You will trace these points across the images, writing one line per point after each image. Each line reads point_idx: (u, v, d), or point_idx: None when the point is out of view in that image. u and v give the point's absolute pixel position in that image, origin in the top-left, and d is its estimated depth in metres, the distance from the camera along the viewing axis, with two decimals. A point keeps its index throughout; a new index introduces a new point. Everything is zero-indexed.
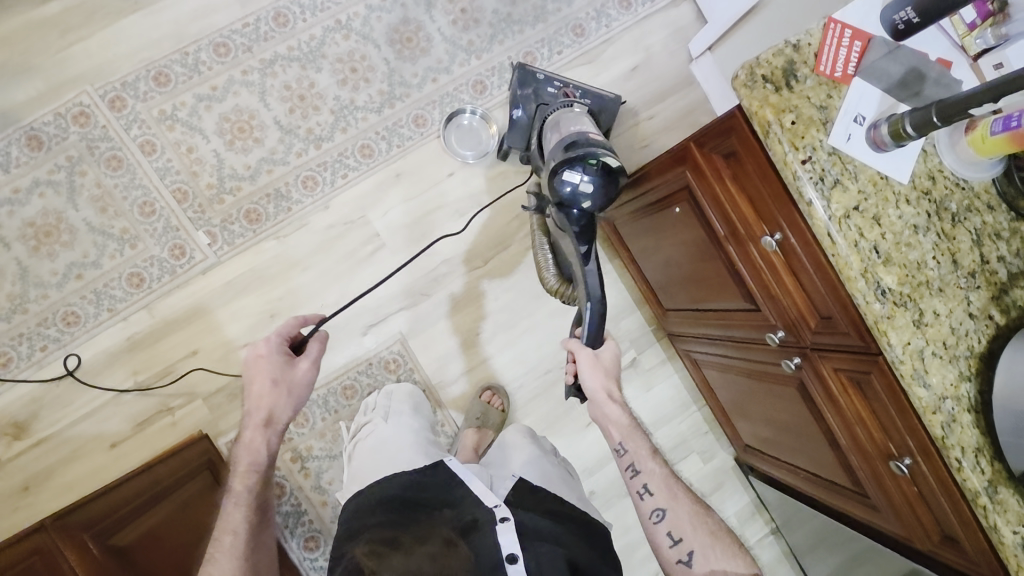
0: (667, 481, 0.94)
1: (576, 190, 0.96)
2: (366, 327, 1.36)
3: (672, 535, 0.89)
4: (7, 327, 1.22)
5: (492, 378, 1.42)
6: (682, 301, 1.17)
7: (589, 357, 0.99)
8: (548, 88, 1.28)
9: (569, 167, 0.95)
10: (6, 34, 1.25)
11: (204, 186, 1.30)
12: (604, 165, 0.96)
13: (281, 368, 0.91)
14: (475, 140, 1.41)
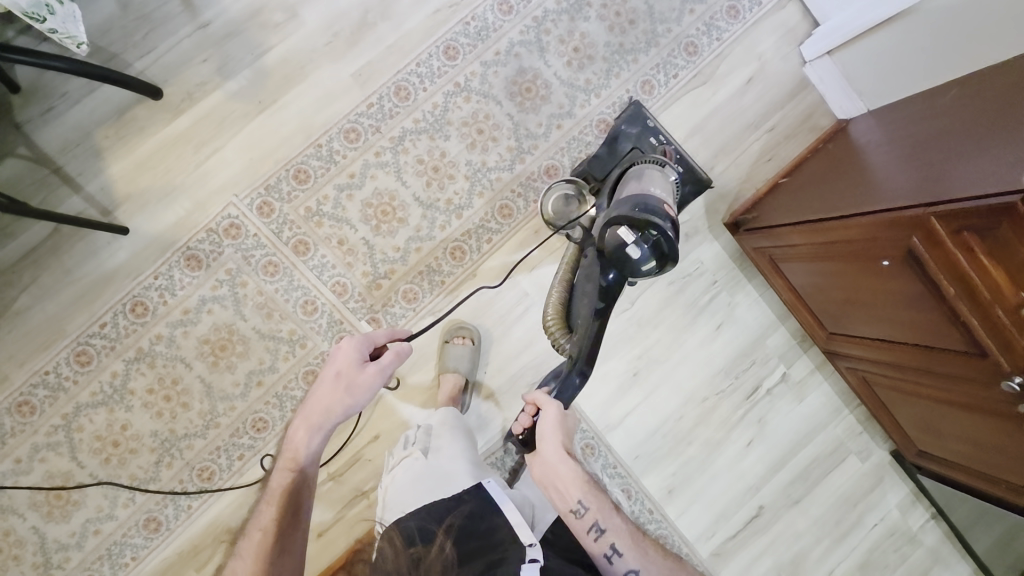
0: (629, 530, 0.99)
1: (626, 258, 0.96)
2: (530, 385, 1.39)
3: (633, 573, 0.95)
4: (206, 443, 1.26)
5: (655, 413, 1.44)
6: (861, 331, 1.17)
7: (552, 409, 1.01)
8: (652, 137, 1.26)
9: (629, 227, 0.95)
10: (145, 158, 1.24)
11: (361, 275, 1.31)
12: (659, 245, 0.96)
13: (352, 366, 0.96)
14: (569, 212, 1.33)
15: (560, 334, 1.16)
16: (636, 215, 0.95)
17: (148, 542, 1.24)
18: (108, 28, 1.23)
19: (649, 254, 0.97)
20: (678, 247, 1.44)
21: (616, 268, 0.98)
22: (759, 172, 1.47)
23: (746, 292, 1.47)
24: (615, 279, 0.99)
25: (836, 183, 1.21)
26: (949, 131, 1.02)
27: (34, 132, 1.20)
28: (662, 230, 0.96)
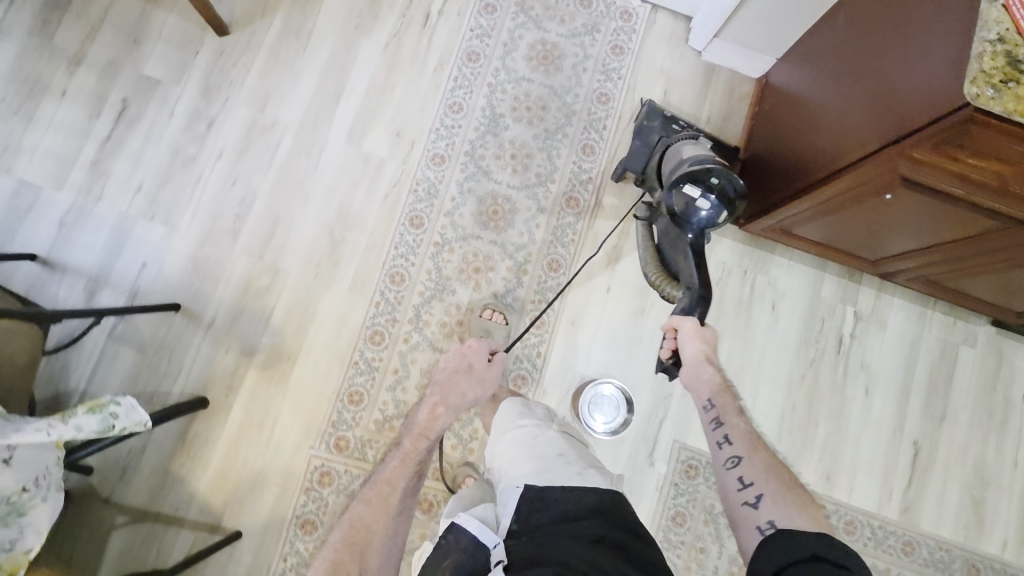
0: (753, 441, 0.95)
1: (695, 207, 1.16)
2: (649, 456, 1.40)
3: (744, 480, 0.90)
4: None
5: (770, 414, 1.44)
6: (899, 246, 1.20)
7: (690, 325, 1.09)
8: (673, 125, 1.39)
9: (694, 186, 1.14)
10: (222, 462, 1.29)
11: (451, 449, 1.36)
12: (729, 199, 1.16)
13: (482, 365, 1.15)
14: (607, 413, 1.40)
15: (668, 284, 1.28)
16: (702, 180, 1.14)
17: None
18: (137, 375, 1.30)
19: (724, 205, 1.16)
20: None
21: (694, 225, 1.17)
22: None
23: (778, 263, 1.50)
24: (694, 236, 1.18)
25: (790, 140, 1.27)
26: (850, 52, 1.09)
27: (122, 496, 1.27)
28: (722, 179, 1.14)
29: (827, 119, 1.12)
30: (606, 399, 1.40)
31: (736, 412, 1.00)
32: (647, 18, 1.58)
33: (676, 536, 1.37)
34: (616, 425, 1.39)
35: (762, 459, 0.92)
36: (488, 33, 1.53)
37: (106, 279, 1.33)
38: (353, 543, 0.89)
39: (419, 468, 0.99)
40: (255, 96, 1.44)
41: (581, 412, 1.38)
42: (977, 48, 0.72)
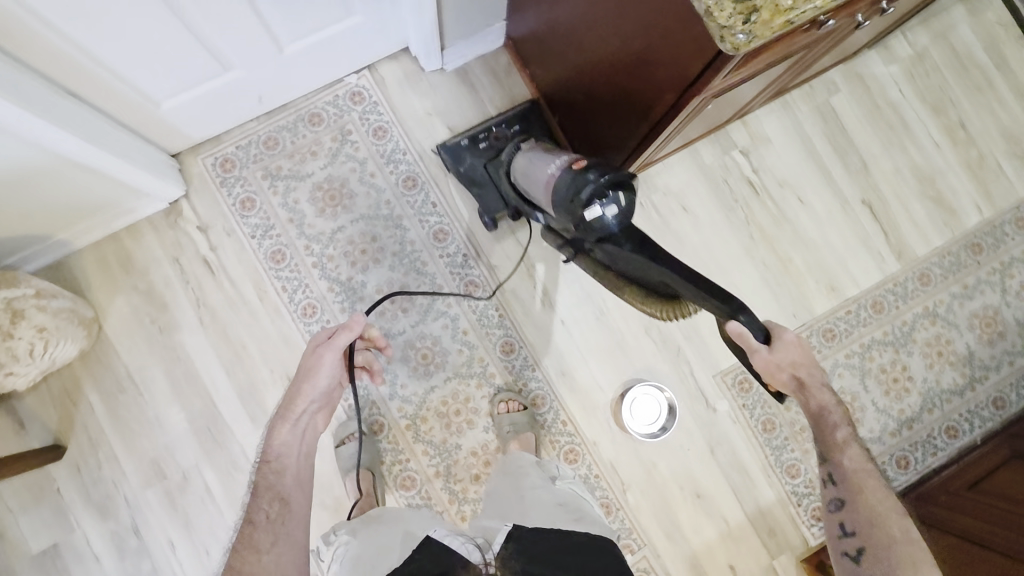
0: (862, 474, 0.91)
1: (603, 223, 0.88)
2: (707, 406, 1.44)
3: (845, 526, 0.90)
4: None
5: (755, 288, 1.48)
6: (741, 101, 1.19)
7: (766, 355, 0.83)
8: (478, 142, 1.39)
9: (585, 206, 0.88)
10: None
11: None
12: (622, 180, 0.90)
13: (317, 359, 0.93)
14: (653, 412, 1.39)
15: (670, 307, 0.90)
16: (587, 197, 0.89)
17: None
18: None
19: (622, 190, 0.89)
20: None
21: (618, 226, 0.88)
22: None
23: (657, 172, 1.48)
24: (621, 234, 0.88)
25: (589, 99, 1.21)
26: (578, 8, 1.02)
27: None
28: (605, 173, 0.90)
29: (608, 76, 1.07)
30: (646, 397, 1.39)
31: (840, 440, 0.92)
32: (376, 81, 1.44)
33: (777, 439, 1.44)
34: (662, 423, 1.39)
35: (869, 500, 0.89)
36: (269, 226, 1.37)
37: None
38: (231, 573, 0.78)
39: (273, 498, 0.86)
40: (147, 473, 1.30)
41: (627, 423, 1.38)
42: (703, 7, 0.68)
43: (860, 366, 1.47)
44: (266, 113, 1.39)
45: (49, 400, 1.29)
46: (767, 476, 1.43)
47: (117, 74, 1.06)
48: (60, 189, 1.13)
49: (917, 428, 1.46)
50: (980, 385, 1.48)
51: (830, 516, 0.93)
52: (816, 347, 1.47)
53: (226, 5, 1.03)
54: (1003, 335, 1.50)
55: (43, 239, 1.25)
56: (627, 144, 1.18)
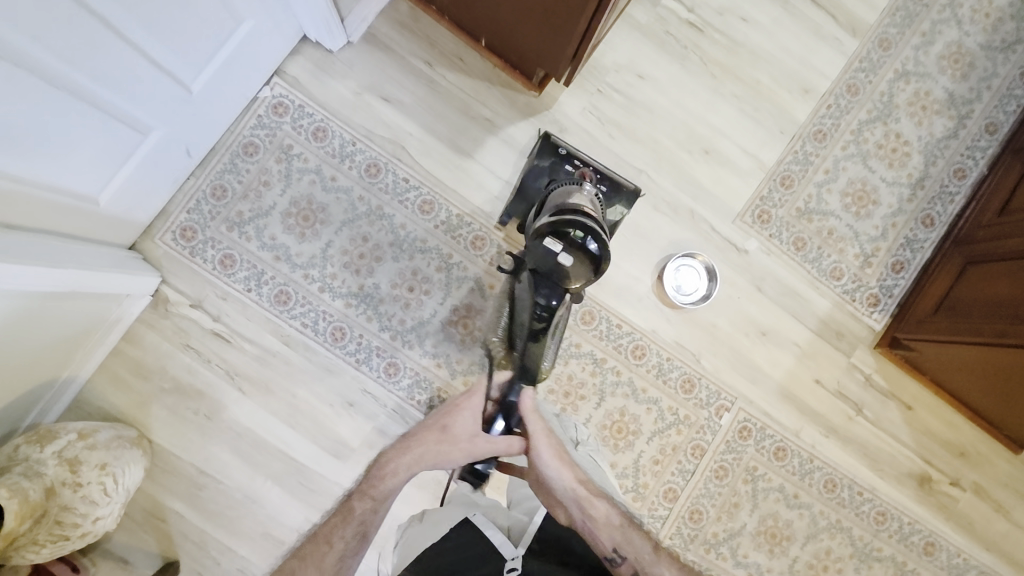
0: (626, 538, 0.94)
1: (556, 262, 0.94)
2: (738, 252, 1.45)
3: None
4: (848, 521, 1.46)
5: (736, 123, 1.46)
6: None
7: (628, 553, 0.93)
8: (570, 163, 1.14)
9: (549, 234, 0.94)
10: None
11: (679, 434, 1.42)
12: (598, 254, 0.94)
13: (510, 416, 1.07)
14: (694, 277, 1.42)
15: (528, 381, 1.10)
16: (557, 225, 0.94)
17: (935, 544, 1.49)
18: None
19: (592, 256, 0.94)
20: (578, 138, 1.42)
21: (552, 285, 0.96)
22: (476, 64, 1.39)
23: (600, 51, 1.42)
24: (549, 294, 0.96)
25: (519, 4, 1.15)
26: None
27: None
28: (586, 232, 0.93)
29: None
30: (681, 270, 1.41)
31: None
32: (291, 84, 1.33)
33: (811, 253, 1.47)
34: (705, 287, 1.42)
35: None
36: (260, 272, 1.31)
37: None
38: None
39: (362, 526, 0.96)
40: (265, 548, 1.30)
41: (675, 297, 1.39)
42: None
43: (859, 151, 1.49)
44: (199, 165, 1.30)
45: (138, 526, 1.27)
46: (815, 289, 1.47)
47: (44, 185, 0.96)
48: (48, 323, 1.05)
49: (929, 185, 1.49)
50: (970, 120, 1.50)
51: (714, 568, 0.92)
52: (814, 153, 1.47)
53: (116, 61, 0.92)
54: (974, 65, 1.51)
55: (51, 384, 1.18)
56: (578, 30, 1.13)
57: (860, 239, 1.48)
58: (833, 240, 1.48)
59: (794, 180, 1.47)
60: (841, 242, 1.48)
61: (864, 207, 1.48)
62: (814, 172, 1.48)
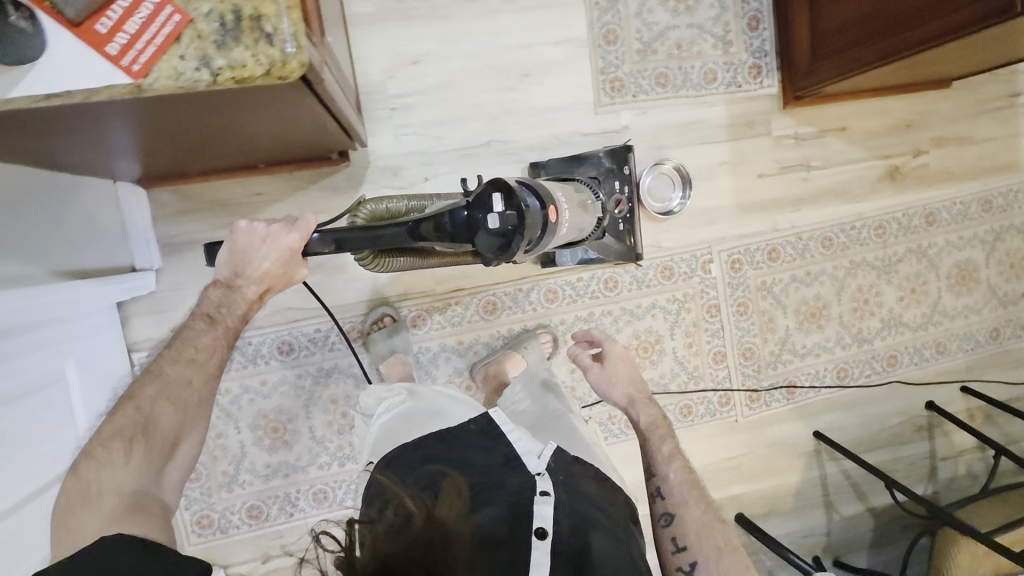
0: (684, 487, 1.02)
1: (482, 201, 0.82)
2: (619, 134, 1.39)
3: (675, 541, 0.97)
4: (859, 254, 1.54)
5: (527, 25, 1.33)
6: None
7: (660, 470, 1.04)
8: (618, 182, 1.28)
9: (506, 188, 0.83)
10: (772, 473, 1.57)
11: (688, 310, 1.48)
12: (513, 241, 0.83)
13: (273, 251, 0.84)
14: (667, 184, 1.40)
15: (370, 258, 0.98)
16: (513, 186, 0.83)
17: (936, 211, 1.56)
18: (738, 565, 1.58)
19: (506, 241, 0.83)
20: (416, 165, 1.32)
21: (469, 215, 0.83)
22: (278, 186, 1.27)
23: (364, 76, 1.28)
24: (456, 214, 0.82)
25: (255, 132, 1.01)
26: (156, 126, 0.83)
27: (827, 522, 1.62)
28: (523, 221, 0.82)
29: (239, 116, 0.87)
30: (657, 181, 1.40)
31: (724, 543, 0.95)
32: (154, 346, 1.25)
33: (677, 79, 1.40)
34: (672, 206, 1.41)
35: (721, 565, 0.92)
36: (286, 496, 1.33)
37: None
38: (156, 401, 0.80)
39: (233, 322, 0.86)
40: None
41: (640, 195, 1.38)
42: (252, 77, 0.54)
43: None
44: None
45: None
46: (704, 105, 1.42)
47: None
48: None
49: None
50: None
51: (685, 525, 0.98)
52: None
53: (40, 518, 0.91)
54: None
55: None
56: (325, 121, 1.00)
57: (707, 30, 1.39)
58: (685, 50, 1.39)
59: (615, 29, 1.36)
60: (694, 46, 1.39)
61: None
62: (624, 5, 1.36)
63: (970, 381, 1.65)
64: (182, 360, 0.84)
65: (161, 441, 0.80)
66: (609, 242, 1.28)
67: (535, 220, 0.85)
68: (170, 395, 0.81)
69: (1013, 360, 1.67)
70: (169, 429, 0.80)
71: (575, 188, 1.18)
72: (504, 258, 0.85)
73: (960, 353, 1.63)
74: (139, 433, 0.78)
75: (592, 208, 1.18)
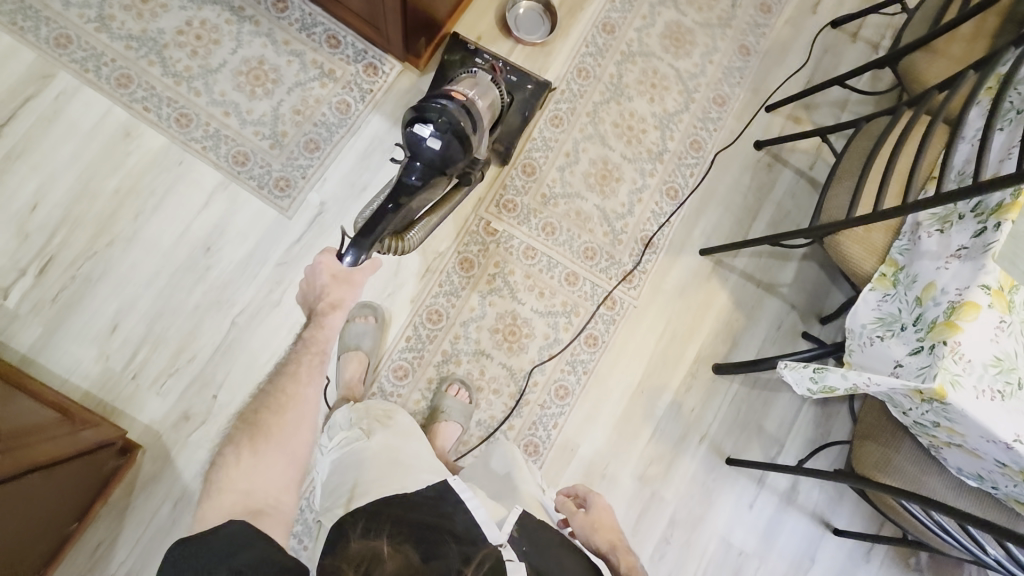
0: None
1: (411, 141, 0.98)
2: (325, 211, 1.37)
3: None
4: (589, 102, 1.53)
5: (171, 216, 1.31)
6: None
7: None
8: (478, 56, 1.27)
9: (415, 123, 0.98)
10: (704, 313, 1.53)
11: (514, 271, 1.44)
12: (458, 130, 0.98)
13: (342, 275, 1.07)
14: (530, 24, 1.52)
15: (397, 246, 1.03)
16: (421, 110, 0.98)
17: (607, 16, 1.56)
18: (756, 402, 1.52)
19: (452, 136, 0.97)
20: (197, 393, 1.28)
21: (422, 162, 0.99)
22: (107, 523, 1.21)
23: (88, 377, 1.24)
24: (415, 175, 0.99)
25: (20, 529, 0.97)
26: None
27: (783, 300, 1.57)
28: (444, 121, 0.97)
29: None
30: (522, 14, 1.51)
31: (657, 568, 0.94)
32: None
33: (322, 133, 1.39)
34: (546, 20, 1.52)
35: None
36: None
37: (782, 492, 1.51)
38: (259, 413, 0.88)
39: (322, 350, 0.99)
40: None
41: (518, 38, 1.50)
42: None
43: (203, 77, 1.35)
44: None
45: None
46: (361, 129, 1.41)
47: None
48: None
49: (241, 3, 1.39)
50: None
51: None
52: (204, 129, 1.34)
53: None
54: None
55: None
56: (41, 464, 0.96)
57: (306, 80, 1.39)
58: (305, 109, 1.39)
59: (238, 149, 1.35)
60: (309, 99, 1.39)
61: (268, 72, 1.38)
62: (228, 127, 1.35)
63: (768, 97, 1.63)
64: (283, 370, 0.95)
65: (268, 445, 0.85)
66: (518, 102, 1.27)
67: (456, 106, 0.99)
68: (276, 405, 0.89)
69: (780, 52, 1.66)
70: (276, 433, 0.86)
71: (470, 74, 1.13)
72: (467, 155, 1.01)
73: (737, 87, 1.62)
74: (247, 437, 0.84)
75: (484, 78, 1.11)
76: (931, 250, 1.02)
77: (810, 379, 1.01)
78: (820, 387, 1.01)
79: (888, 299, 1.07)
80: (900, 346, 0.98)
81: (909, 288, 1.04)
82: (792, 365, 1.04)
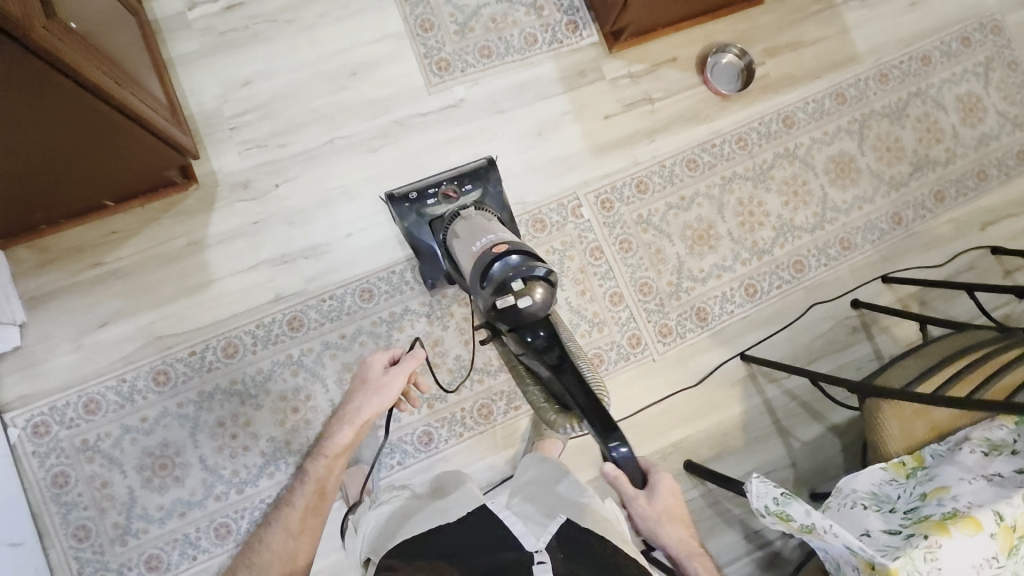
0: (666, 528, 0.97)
1: (519, 314, 0.98)
2: (458, 108, 1.45)
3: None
4: (729, 168, 1.54)
5: (343, 32, 1.43)
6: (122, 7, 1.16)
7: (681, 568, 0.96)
8: (429, 197, 1.30)
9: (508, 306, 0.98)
10: (710, 409, 1.47)
11: (572, 260, 1.46)
12: (534, 268, 0.98)
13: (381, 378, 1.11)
14: (726, 75, 1.56)
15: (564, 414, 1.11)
16: (499, 290, 0.98)
17: (793, 111, 1.58)
18: (703, 520, 1.44)
19: (532, 282, 0.98)
20: (265, 174, 1.37)
21: (531, 328, 1.01)
22: (133, 221, 1.31)
23: (200, 105, 1.36)
24: (536, 342, 1.01)
25: (91, 159, 1.10)
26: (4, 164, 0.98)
27: (787, 451, 1.48)
28: (522, 284, 0.97)
29: (62, 125, 0.97)
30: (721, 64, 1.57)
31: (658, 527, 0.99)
32: (28, 401, 1.23)
33: (499, 49, 1.48)
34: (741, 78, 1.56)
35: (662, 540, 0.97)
36: (186, 538, 1.24)
37: None
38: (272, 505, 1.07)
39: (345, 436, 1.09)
40: None
41: (707, 80, 1.54)
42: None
43: None
44: (44, 537, 1.21)
45: None
46: (530, 66, 1.49)
47: None
48: None
49: None
50: None
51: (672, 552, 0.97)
52: None
53: None
54: None
55: None
56: (145, 125, 1.09)
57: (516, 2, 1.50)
58: (499, 22, 1.49)
59: (429, 16, 1.46)
60: (507, 17, 1.49)
61: None
62: None
63: (891, 271, 1.57)
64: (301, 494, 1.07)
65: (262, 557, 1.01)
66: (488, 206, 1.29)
67: (520, 255, 0.99)
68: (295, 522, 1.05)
69: (928, 241, 1.60)
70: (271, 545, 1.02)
71: (463, 222, 1.19)
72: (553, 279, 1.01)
73: (868, 244, 1.58)
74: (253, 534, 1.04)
75: (475, 217, 1.18)
76: (965, 461, 0.97)
77: (772, 498, 0.94)
78: (777, 511, 0.94)
79: (893, 483, 1.01)
80: (879, 521, 0.96)
81: (921, 483, 0.98)
82: (763, 476, 0.97)
